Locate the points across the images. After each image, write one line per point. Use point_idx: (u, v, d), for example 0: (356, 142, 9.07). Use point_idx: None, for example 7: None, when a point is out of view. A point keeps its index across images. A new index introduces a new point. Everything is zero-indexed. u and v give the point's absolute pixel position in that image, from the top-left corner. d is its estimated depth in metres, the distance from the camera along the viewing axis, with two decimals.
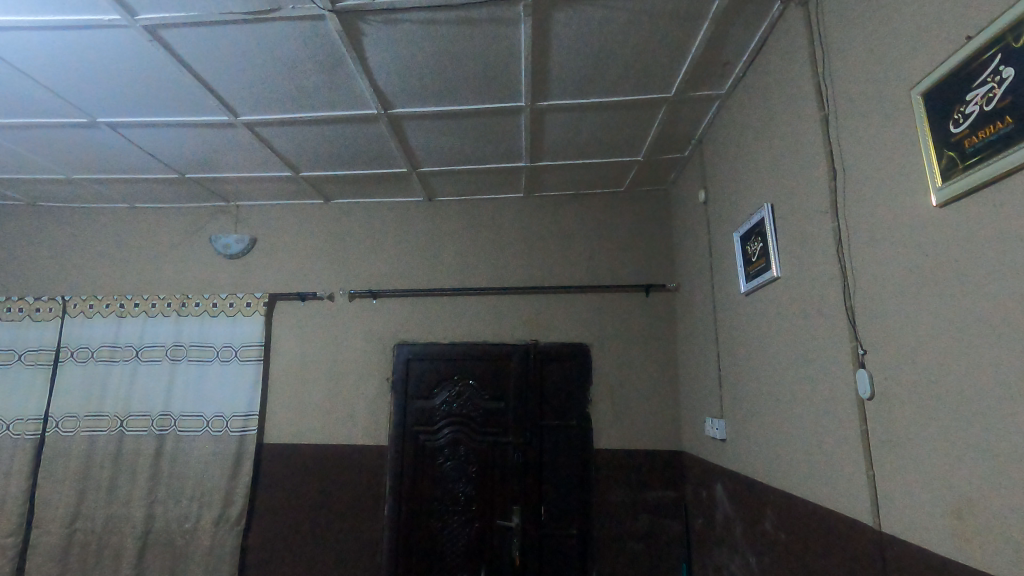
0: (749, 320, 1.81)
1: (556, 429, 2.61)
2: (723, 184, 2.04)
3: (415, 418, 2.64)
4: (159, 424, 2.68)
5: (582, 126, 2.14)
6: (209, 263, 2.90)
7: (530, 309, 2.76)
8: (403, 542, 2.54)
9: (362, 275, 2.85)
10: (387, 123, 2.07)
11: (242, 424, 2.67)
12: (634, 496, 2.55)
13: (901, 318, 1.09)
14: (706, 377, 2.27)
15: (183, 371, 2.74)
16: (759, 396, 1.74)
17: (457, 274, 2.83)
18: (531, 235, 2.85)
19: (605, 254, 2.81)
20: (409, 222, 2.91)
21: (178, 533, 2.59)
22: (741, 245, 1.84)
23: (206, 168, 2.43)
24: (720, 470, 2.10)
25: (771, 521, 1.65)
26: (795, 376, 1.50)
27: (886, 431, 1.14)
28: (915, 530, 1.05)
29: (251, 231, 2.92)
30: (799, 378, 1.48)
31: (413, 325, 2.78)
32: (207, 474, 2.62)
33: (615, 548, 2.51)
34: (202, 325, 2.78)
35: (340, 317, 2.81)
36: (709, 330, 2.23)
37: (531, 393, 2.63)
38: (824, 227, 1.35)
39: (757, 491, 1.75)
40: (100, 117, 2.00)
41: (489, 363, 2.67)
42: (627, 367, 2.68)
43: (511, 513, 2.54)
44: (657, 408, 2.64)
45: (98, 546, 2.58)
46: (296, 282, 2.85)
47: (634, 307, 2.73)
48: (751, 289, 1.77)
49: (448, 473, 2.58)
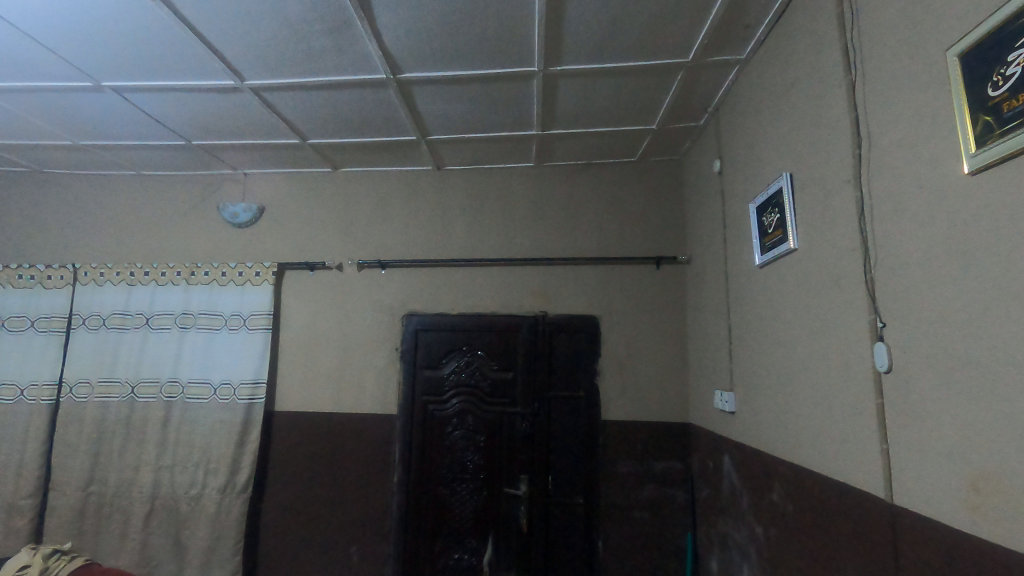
0: (763, 292, 1.78)
1: (564, 400, 2.61)
2: (740, 153, 1.98)
3: (424, 388, 2.66)
4: (169, 391, 2.71)
5: (595, 92, 2.07)
6: (216, 231, 2.88)
7: (539, 281, 2.74)
8: (412, 508, 2.59)
9: (370, 245, 2.83)
10: (395, 89, 2.01)
11: (250, 391, 2.69)
12: (641, 467, 2.57)
13: (924, 290, 1.05)
14: (716, 351, 2.25)
15: (192, 340, 2.75)
16: (770, 370, 1.72)
17: (466, 244, 2.80)
18: (541, 205, 2.81)
19: (616, 225, 2.76)
20: (418, 191, 2.87)
21: (190, 497, 2.64)
22: (757, 216, 1.80)
23: (212, 134, 2.40)
24: (728, 443, 2.10)
25: (779, 493, 1.65)
26: (809, 350, 1.47)
27: (904, 406, 1.11)
28: (929, 503, 1.04)
29: (259, 199, 2.90)
30: (813, 352, 1.45)
31: (422, 295, 2.77)
32: (218, 440, 2.66)
33: (621, 516, 2.54)
34: (211, 293, 2.78)
35: (347, 286, 2.80)
36: (721, 303, 2.20)
37: (539, 364, 2.62)
38: (845, 197, 1.31)
39: (765, 464, 1.74)
40: (105, 82, 1.97)
41: (497, 333, 2.67)
42: (636, 340, 2.66)
43: (518, 482, 2.57)
44: (666, 381, 2.63)
45: (115, 507, 2.65)
46: (304, 252, 2.84)
47: (645, 280, 2.70)
48: (766, 261, 1.73)
49: (456, 442, 2.60)
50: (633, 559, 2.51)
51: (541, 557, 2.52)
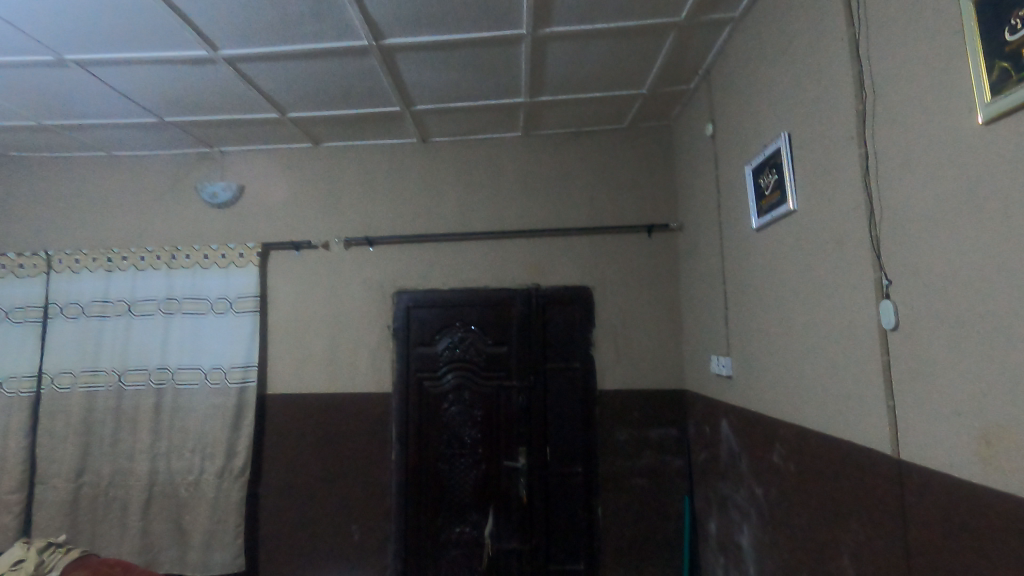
0: (761, 256, 1.77)
1: (560, 371, 2.61)
2: (735, 115, 1.94)
3: (418, 365, 2.63)
4: (158, 378, 2.64)
5: (585, 56, 2.01)
6: (195, 212, 2.78)
7: (531, 253, 2.70)
8: (412, 484, 2.59)
9: (356, 222, 2.76)
10: (378, 57, 1.93)
11: (241, 375, 2.63)
12: (638, 435, 2.59)
13: (933, 246, 1.04)
14: (712, 318, 2.25)
15: (178, 325, 2.68)
16: (769, 334, 1.73)
17: (455, 218, 2.75)
18: (530, 176, 2.76)
19: (607, 194, 2.73)
20: (403, 165, 2.79)
21: (186, 483, 2.61)
22: (753, 178, 1.77)
23: (187, 110, 2.29)
24: (725, 407, 2.12)
25: (779, 454, 1.67)
26: (810, 312, 1.47)
27: (911, 362, 1.12)
28: (937, 457, 1.05)
29: (238, 178, 2.79)
30: (815, 313, 1.45)
31: (413, 272, 2.72)
32: (211, 426, 2.62)
33: (621, 484, 2.57)
34: (195, 276, 2.69)
35: (335, 265, 2.74)
36: (715, 270, 2.19)
37: (534, 337, 2.61)
38: (848, 155, 1.29)
39: (765, 427, 1.76)
40: (68, 55, 1.86)
41: (491, 307, 2.64)
42: (630, 310, 2.65)
43: (517, 455, 2.58)
44: (661, 349, 2.64)
45: (109, 497, 2.61)
46: (289, 231, 2.76)
47: (637, 248, 2.68)
48: (763, 224, 1.71)
49: (453, 418, 2.60)
50: (633, 525, 2.55)
51: (542, 527, 2.55)
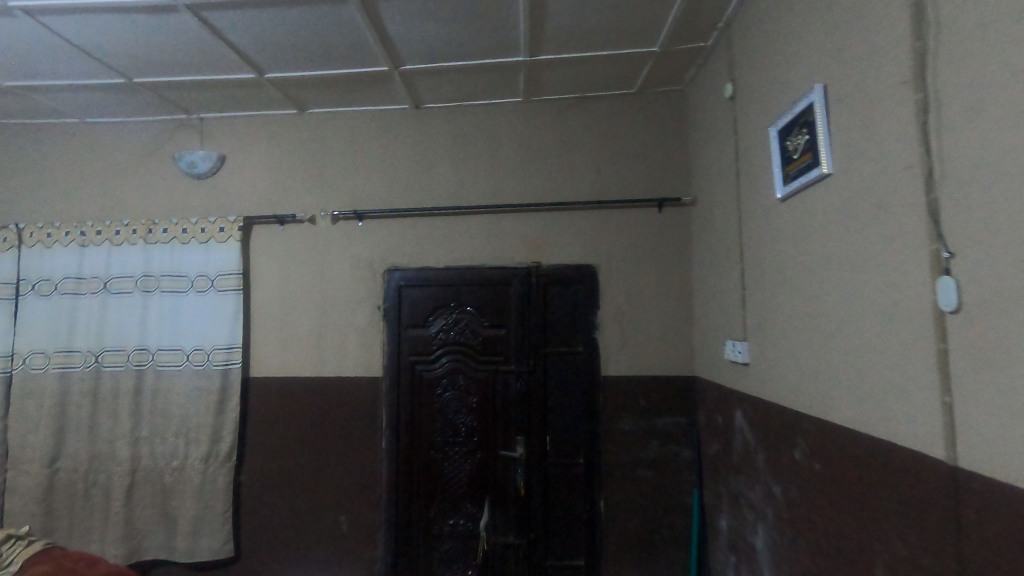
0: (787, 229, 1.57)
1: (561, 356, 2.43)
2: (759, 71, 1.73)
3: (410, 348, 2.48)
4: (137, 359, 2.50)
5: (590, 5, 1.80)
6: (174, 183, 2.60)
7: (532, 229, 2.52)
8: (404, 473, 2.45)
9: (345, 195, 2.58)
10: (357, 5, 1.74)
11: (224, 357, 2.49)
12: (644, 424, 2.42)
13: (1014, 209, 0.85)
14: (727, 299, 2.06)
15: (157, 303, 2.52)
16: (795, 318, 1.54)
17: (451, 191, 2.56)
18: (531, 145, 2.55)
19: (614, 165, 2.52)
20: (395, 133, 2.59)
21: (168, 470, 2.48)
22: (779, 140, 1.57)
23: (154, 69, 2.11)
24: (740, 397, 1.94)
25: (803, 450, 1.50)
26: (847, 291, 1.28)
27: (976, 350, 0.93)
28: (1006, 466, 0.87)
29: (218, 147, 2.61)
30: (852, 292, 1.25)
31: (405, 248, 2.54)
32: (193, 410, 2.48)
33: (625, 476, 2.41)
34: (173, 252, 2.52)
35: (322, 240, 2.56)
36: (732, 246, 2.00)
37: (533, 319, 2.44)
38: (901, 105, 1.08)
39: (787, 419, 1.58)
40: (13, 3, 1.68)
41: (487, 287, 2.47)
42: (638, 290, 2.47)
43: (514, 444, 2.43)
44: (670, 333, 2.45)
45: (86, 483, 2.49)
46: (273, 204, 2.59)
47: (646, 224, 2.48)
48: (791, 192, 1.52)
49: (447, 404, 2.45)
50: (637, 520, 2.40)
51: (541, 520, 2.41)
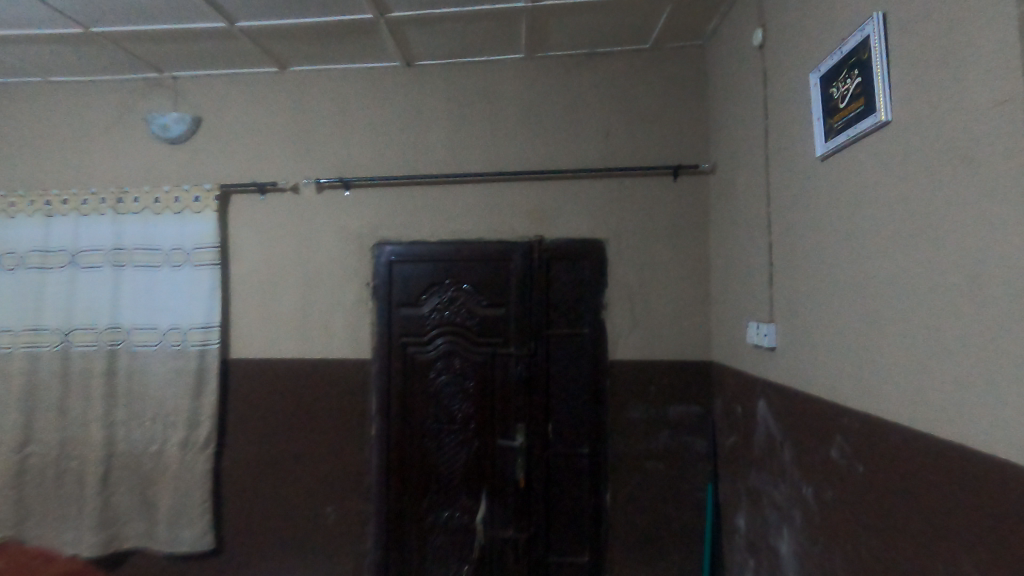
0: (831, 192, 1.35)
1: (565, 338, 2.24)
2: (798, 9, 1.49)
3: (402, 328, 2.29)
4: (109, 339, 2.29)
5: None
6: (146, 148, 2.39)
7: (535, 199, 2.30)
8: (395, 462, 2.28)
9: (331, 161, 2.37)
10: None
11: (202, 337, 2.29)
12: (655, 413, 2.23)
13: None
14: (751, 276, 1.84)
15: (129, 278, 2.31)
16: (839, 295, 1.32)
17: (446, 157, 2.34)
18: (535, 107, 2.32)
19: (625, 129, 2.29)
20: (385, 93, 2.37)
21: (143, 457, 2.28)
22: (821, 88, 1.34)
23: (113, 17, 1.90)
24: (765, 385, 1.74)
25: (844, 449, 1.31)
26: (914, 260, 1.05)
27: None
28: None
29: (194, 109, 2.40)
30: (924, 261, 1.03)
31: (397, 219, 2.34)
32: (169, 394, 2.28)
33: (633, 468, 2.23)
34: (145, 223, 2.32)
35: (307, 211, 2.36)
36: (759, 216, 1.77)
37: (535, 298, 2.23)
38: (999, 26, 0.86)
39: (825, 413, 1.38)
40: None
41: (486, 263, 2.27)
42: (650, 267, 2.25)
43: (514, 432, 2.25)
44: (685, 314, 2.24)
45: (56, 471, 2.30)
46: (253, 171, 2.38)
47: (660, 195, 2.26)
48: (835, 148, 1.30)
49: (441, 389, 2.27)
50: (646, 515, 2.22)
51: (542, 514, 2.23)
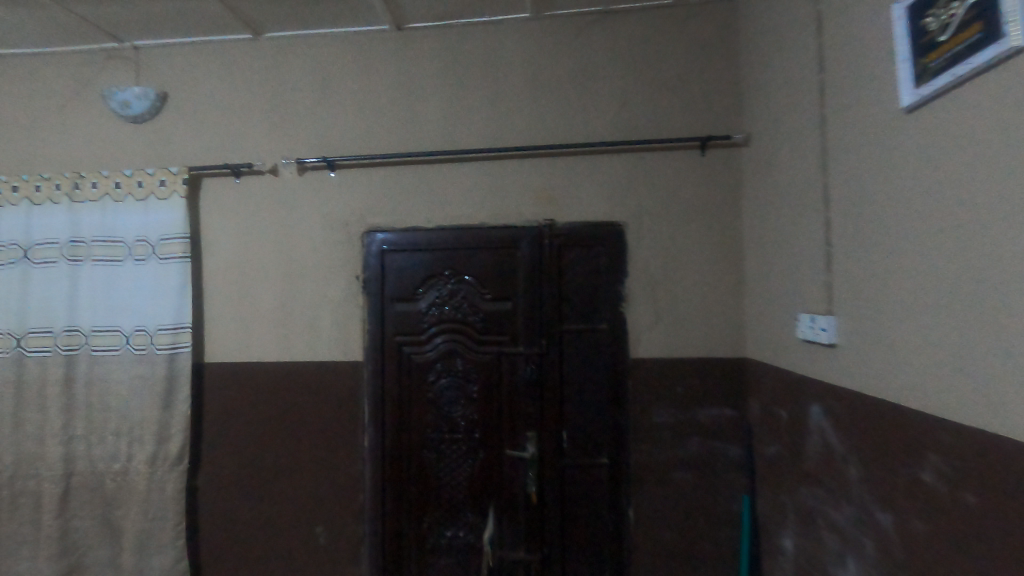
0: (920, 150, 1.09)
1: (581, 334, 1.98)
2: None
3: (396, 326, 2.03)
4: (67, 343, 2.04)
5: None
6: (105, 128, 2.13)
7: (544, 177, 2.03)
8: (391, 477, 2.03)
9: (313, 138, 2.10)
10: None
11: (171, 340, 2.02)
12: (683, 417, 1.97)
13: None
14: (801, 260, 1.58)
15: (88, 274, 2.05)
16: (934, 280, 1.06)
17: (443, 131, 2.07)
18: (542, 73, 2.05)
19: (645, 96, 2.02)
20: (373, 60, 2.10)
21: (107, 475, 2.03)
22: (910, 22, 1.08)
23: None
24: (820, 387, 1.48)
25: (940, 473, 1.05)
26: None
27: None
28: None
29: (158, 82, 2.14)
30: None
31: (388, 203, 2.07)
32: (134, 403, 2.03)
33: (659, 480, 1.97)
34: (105, 211, 2.06)
35: (287, 195, 2.10)
36: (812, 189, 1.51)
37: (545, 290, 1.98)
38: None
39: (909, 426, 1.12)
40: None
41: (490, 252, 2.01)
42: (675, 252, 1.99)
43: (524, 442, 1.99)
44: (717, 305, 1.98)
45: (11, 493, 2.05)
46: (226, 151, 2.12)
47: (687, 170, 1.99)
48: (933, 94, 1.03)
49: (442, 393, 2.02)
50: (675, 532, 1.96)
51: (555, 532, 1.98)
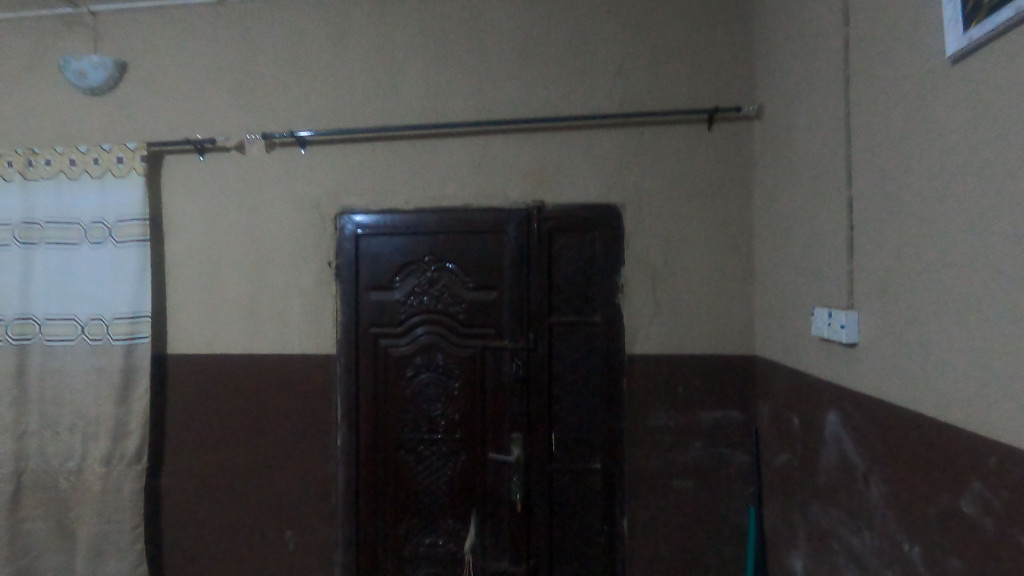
0: (968, 111, 0.88)
1: (572, 328, 1.80)
2: None
3: (372, 317, 1.87)
4: (20, 332, 1.91)
5: None
6: (62, 100, 1.98)
7: (533, 154, 1.84)
8: (365, 480, 1.88)
9: (283, 112, 1.93)
10: None
11: (127, 330, 1.88)
12: (683, 420, 1.79)
13: None
14: (818, 245, 1.38)
15: (42, 258, 1.92)
16: (982, 270, 0.86)
17: (424, 104, 1.89)
18: (533, 39, 1.85)
19: (647, 64, 1.81)
20: (348, 26, 1.92)
21: (62, 473, 1.91)
22: None
23: None
24: (837, 392, 1.28)
25: (983, 506, 0.86)
26: None
27: None
28: None
29: (117, 52, 1.98)
30: None
31: (364, 182, 1.90)
32: (91, 397, 1.90)
33: (657, 488, 1.79)
34: (60, 191, 1.92)
35: (255, 174, 1.93)
36: (833, 163, 1.30)
37: (533, 279, 1.80)
38: None
39: (946, 445, 0.93)
40: None
41: (474, 237, 1.83)
42: (678, 238, 1.79)
43: (509, 444, 1.82)
44: (724, 296, 1.78)
45: None
46: (190, 126, 1.96)
47: (693, 147, 1.79)
48: (990, 36, 0.82)
49: (421, 391, 1.86)
50: (673, 546, 1.79)
51: (542, 543, 1.82)
